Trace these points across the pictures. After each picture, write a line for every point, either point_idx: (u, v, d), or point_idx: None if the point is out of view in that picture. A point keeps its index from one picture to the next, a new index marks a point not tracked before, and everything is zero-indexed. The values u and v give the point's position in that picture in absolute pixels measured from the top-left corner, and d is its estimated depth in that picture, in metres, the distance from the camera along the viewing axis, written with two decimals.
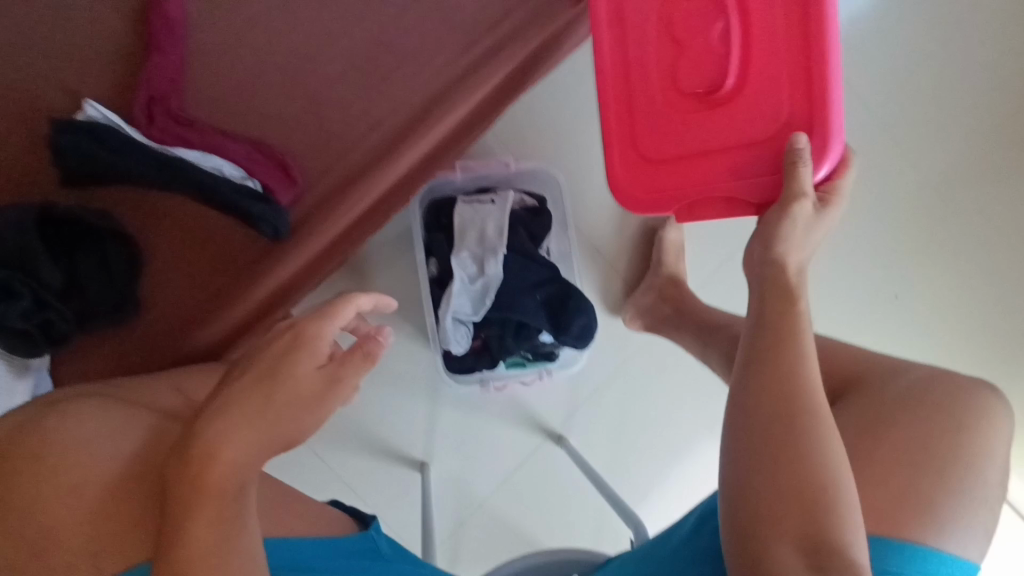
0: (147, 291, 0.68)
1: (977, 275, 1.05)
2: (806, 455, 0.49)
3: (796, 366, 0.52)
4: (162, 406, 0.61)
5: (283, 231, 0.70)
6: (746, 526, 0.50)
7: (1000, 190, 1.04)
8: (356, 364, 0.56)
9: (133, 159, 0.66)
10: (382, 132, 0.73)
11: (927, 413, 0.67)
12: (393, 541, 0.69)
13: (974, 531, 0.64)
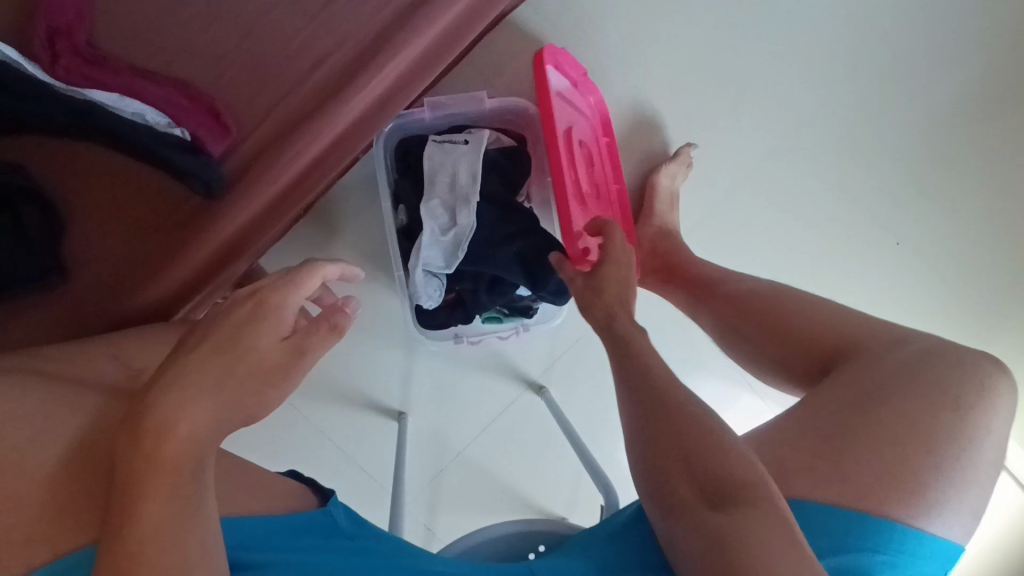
0: (71, 254, 0.62)
1: (963, 229, 1.09)
2: (664, 405, 0.61)
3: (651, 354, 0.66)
4: (102, 376, 0.54)
5: (216, 186, 0.63)
6: (658, 491, 0.58)
7: (983, 134, 1.05)
8: (321, 336, 0.53)
9: (39, 104, 0.57)
10: (326, 69, 0.64)
11: (928, 389, 0.66)
12: (351, 515, 0.65)
13: (962, 507, 0.64)
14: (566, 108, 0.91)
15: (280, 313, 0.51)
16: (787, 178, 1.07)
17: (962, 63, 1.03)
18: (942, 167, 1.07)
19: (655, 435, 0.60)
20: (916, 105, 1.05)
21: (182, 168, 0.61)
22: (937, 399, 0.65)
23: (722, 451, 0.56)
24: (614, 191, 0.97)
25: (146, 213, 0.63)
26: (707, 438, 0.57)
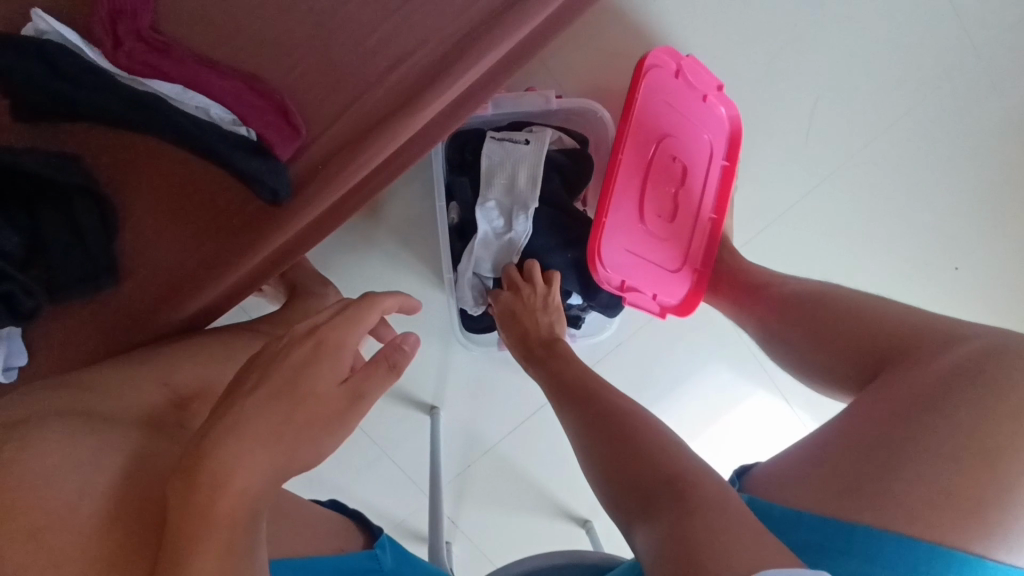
0: (126, 255, 0.57)
1: (990, 241, 1.12)
2: (603, 400, 0.70)
3: (571, 369, 0.78)
4: (146, 406, 0.50)
5: (282, 195, 0.58)
6: (611, 484, 0.62)
7: (1018, 152, 1.08)
8: (380, 378, 0.40)
9: (99, 94, 0.53)
10: (405, 70, 0.59)
11: (1002, 399, 0.55)
12: (399, 557, 0.61)
13: None
14: (656, 116, 0.91)
15: (338, 353, 0.39)
16: (832, 192, 1.10)
17: (1004, 85, 1.06)
18: (976, 177, 1.09)
19: (603, 453, 0.65)
20: (967, 129, 1.07)
21: (249, 173, 0.57)
22: (1009, 407, 0.55)
23: (661, 452, 0.60)
24: (689, 213, 0.96)
25: (204, 214, 0.59)
26: (646, 447, 0.61)
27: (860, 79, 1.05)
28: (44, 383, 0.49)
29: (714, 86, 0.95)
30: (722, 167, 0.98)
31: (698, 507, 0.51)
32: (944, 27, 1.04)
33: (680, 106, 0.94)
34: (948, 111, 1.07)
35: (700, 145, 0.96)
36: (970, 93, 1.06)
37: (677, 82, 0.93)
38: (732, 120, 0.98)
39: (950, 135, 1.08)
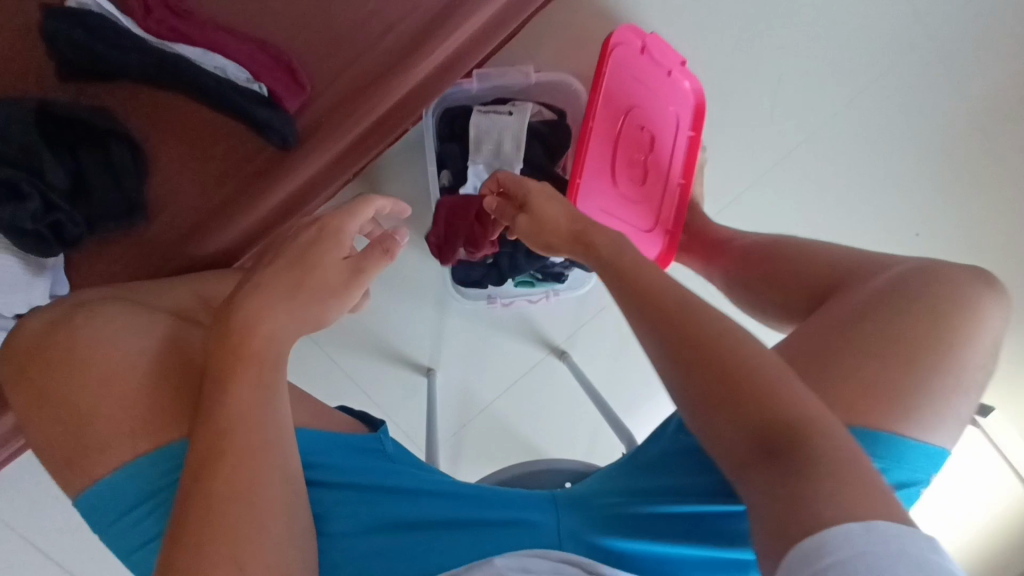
0: (153, 196, 0.67)
1: (943, 206, 1.20)
2: (695, 311, 0.53)
3: (654, 282, 0.56)
4: (178, 307, 0.59)
5: (291, 140, 0.68)
6: (706, 415, 0.50)
7: (966, 124, 1.17)
8: (377, 258, 0.54)
9: (132, 55, 0.62)
10: (397, 35, 0.69)
11: (920, 304, 0.63)
12: (399, 443, 0.68)
13: (947, 421, 0.62)
14: (625, 89, 1.01)
15: (340, 236, 0.52)
16: (795, 164, 1.19)
17: (950, 62, 1.15)
18: (927, 147, 1.18)
19: (709, 392, 0.49)
20: (919, 103, 1.17)
21: (263, 121, 0.66)
22: (925, 310, 0.63)
23: (780, 386, 0.47)
24: (659, 178, 1.06)
25: (223, 161, 0.68)
26: (752, 376, 0.48)
27: (816, 59, 1.15)
28: (97, 290, 0.58)
29: (677, 61, 1.04)
30: (688, 137, 1.07)
31: (831, 467, 0.43)
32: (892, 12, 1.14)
33: (646, 81, 1.03)
34: (899, 87, 1.16)
35: (666, 117, 1.06)
36: (919, 70, 1.16)
37: (643, 58, 1.02)
38: (697, 93, 1.08)
39: (903, 109, 1.17)
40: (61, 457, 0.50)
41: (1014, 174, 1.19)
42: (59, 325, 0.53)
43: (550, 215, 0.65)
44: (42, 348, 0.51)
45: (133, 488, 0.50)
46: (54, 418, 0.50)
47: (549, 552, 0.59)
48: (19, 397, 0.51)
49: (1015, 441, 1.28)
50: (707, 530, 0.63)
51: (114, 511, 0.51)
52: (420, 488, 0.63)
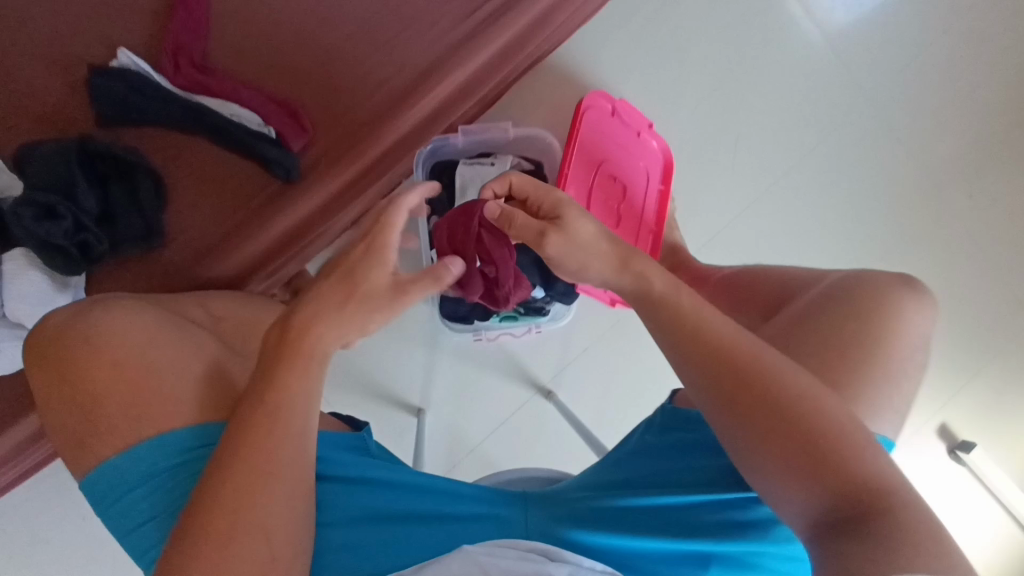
0: (169, 223, 0.76)
1: (911, 252, 1.26)
2: (771, 378, 0.60)
3: (719, 340, 0.62)
4: (189, 315, 0.71)
5: (294, 174, 0.78)
6: (781, 473, 0.59)
7: (925, 176, 1.26)
8: (424, 284, 0.63)
9: (161, 103, 0.73)
10: (389, 88, 0.81)
11: (849, 311, 0.69)
12: (381, 444, 0.76)
13: (885, 414, 0.67)
14: (596, 146, 1.13)
15: (385, 255, 0.62)
16: (770, 211, 1.24)
17: (906, 118, 1.24)
18: (892, 196, 1.25)
19: (790, 456, 0.58)
20: (879, 154, 1.25)
21: (271, 158, 0.76)
22: (853, 315, 0.69)
23: (849, 455, 0.57)
24: (632, 225, 1.15)
25: (232, 194, 0.78)
26: (821, 439, 0.58)
27: (787, 113, 1.22)
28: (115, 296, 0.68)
29: (644, 123, 1.13)
30: (659, 190, 1.15)
31: (897, 525, 0.53)
32: (853, 75, 1.23)
33: (615, 139, 1.14)
34: (864, 142, 1.24)
35: (637, 170, 1.15)
36: (880, 127, 1.24)
37: (613, 120, 1.13)
38: (664, 150, 1.15)
39: (869, 162, 1.25)
40: (69, 438, 0.62)
41: (970, 222, 1.27)
42: (75, 316, 0.64)
43: (582, 234, 0.66)
44: (59, 335, 0.63)
45: (127, 469, 0.60)
46: (65, 400, 0.62)
47: (517, 543, 0.63)
48: (39, 377, 0.63)
49: (1004, 480, 1.29)
50: (668, 522, 0.67)
51: (117, 491, 0.61)
52: (398, 480, 0.71)
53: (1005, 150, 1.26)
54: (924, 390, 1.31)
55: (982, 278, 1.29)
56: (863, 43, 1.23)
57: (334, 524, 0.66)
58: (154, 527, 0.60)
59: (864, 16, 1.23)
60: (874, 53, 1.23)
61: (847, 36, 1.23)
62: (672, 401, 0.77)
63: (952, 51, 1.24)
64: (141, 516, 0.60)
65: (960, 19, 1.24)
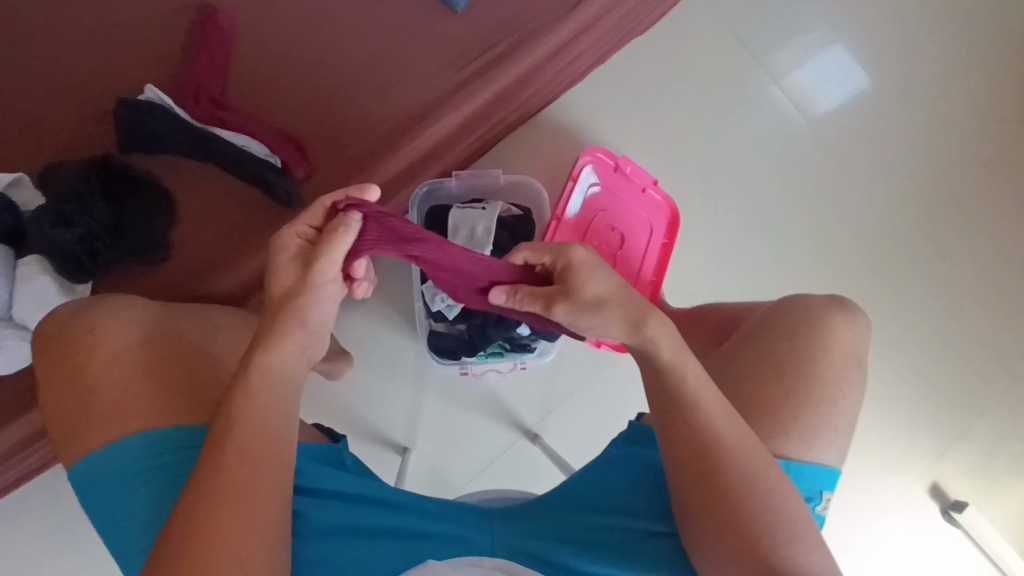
0: (175, 239, 0.84)
1: (888, 306, 1.31)
2: (736, 471, 0.62)
3: (693, 434, 0.63)
4: (184, 315, 0.74)
5: (294, 198, 0.86)
6: (728, 555, 0.61)
7: (897, 235, 1.32)
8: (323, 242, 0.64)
9: (177, 133, 0.82)
10: (386, 129, 0.90)
11: (787, 330, 0.79)
12: (357, 458, 0.78)
13: (826, 432, 0.75)
14: (596, 195, 1.17)
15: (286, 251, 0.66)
16: (752, 263, 1.29)
17: (877, 181, 1.32)
18: (866, 253, 1.31)
19: (734, 549, 0.61)
20: (854, 215, 1.31)
21: (274, 183, 0.84)
22: (789, 334, 0.79)
23: (790, 551, 0.60)
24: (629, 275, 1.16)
25: (237, 216, 0.86)
26: (770, 541, 0.60)
27: (765, 169, 1.30)
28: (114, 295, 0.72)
29: (650, 180, 1.16)
30: (661, 244, 1.17)
31: None
32: (830, 138, 1.31)
33: (619, 193, 1.17)
34: (837, 201, 1.31)
35: (638, 221, 1.18)
36: (851, 187, 1.32)
37: (616, 176, 1.17)
38: (670, 205, 1.18)
39: (843, 220, 1.31)
40: (64, 427, 0.66)
41: (944, 280, 1.32)
42: (78, 316, 0.69)
43: (590, 296, 0.62)
44: (65, 331, 0.68)
45: (116, 460, 0.63)
46: (64, 390, 0.66)
47: (482, 560, 0.67)
48: (44, 364, 0.68)
49: (1004, 545, 1.25)
50: (632, 552, 0.67)
51: (98, 474, 0.64)
52: (370, 493, 0.71)
53: (971, 213, 1.33)
54: (915, 448, 1.30)
55: (962, 334, 1.32)
56: (835, 111, 1.32)
57: (304, 535, 0.66)
58: (129, 522, 0.62)
59: (835, 88, 1.32)
60: (847, 120, 1.32)
61: (820, 105, 1.31)
62: (637, 420, 0.79)
63: (915, 122, 1.33)
64: (121, 509, 0.62)
65: (922, 95, 1.34)
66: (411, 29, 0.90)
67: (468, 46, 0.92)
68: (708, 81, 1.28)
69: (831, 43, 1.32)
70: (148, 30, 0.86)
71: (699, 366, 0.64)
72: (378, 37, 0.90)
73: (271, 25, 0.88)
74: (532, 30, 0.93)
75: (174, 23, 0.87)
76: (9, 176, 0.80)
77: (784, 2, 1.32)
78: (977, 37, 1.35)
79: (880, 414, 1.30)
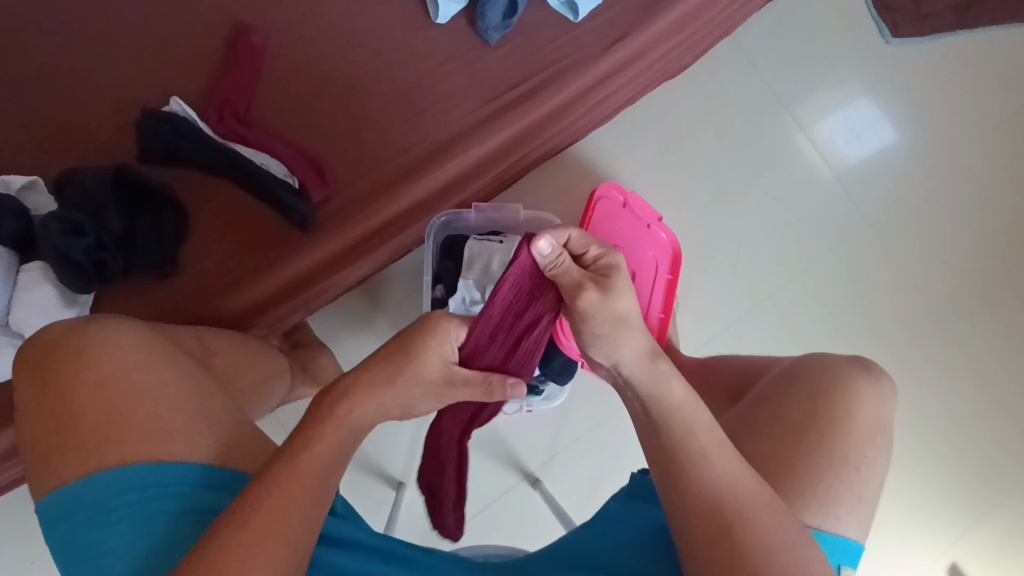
0: (185, 256, 0.83)
1: (909, 371, 1.26)
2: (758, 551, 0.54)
3: (702, 486, 0.57)
4: (183, 346, 0.73)
5: (310, 221, 0.84)
6: None
7: (923, 300, 1.27)
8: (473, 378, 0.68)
9: (199, 148, 0.81)
10: (410, 157, 0.88)
11: (804, 390, 0.75)
12: (347, 502, 0.72)
13: (846, 502, 0.70)
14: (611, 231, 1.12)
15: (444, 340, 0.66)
16: (772, 316, 1.25)
17: (906, 242, 1.28)
18: (890, 317, 1.27)
19: None
20: (878, 274, 1.27)
21: (290, 204, 0.82)
22: (807, 394, 0.75)
23: None
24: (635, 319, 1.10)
25: (247, 236, 0.84)
26: None
27: (790, 222, 1.26)
28: (112, 316, 0.70)
29: (654, 216, 1.12)
30: (667, 281, 1.11)
31: None
32: (858, 196, 1.28)
33: (625, 231, 1.12)
34: (861, 257, 1.27)
35: (644, 261, 1.11)
36: (878, 246, 1.28)
37: (624, 213, 1.12)
38: (675, 245, 1.12)
39: (868, 275, 1.27)
40: (40, 454, 0.63)
41: (971, 348, 1.27)
42: (73, 337, 0.66)
43: (621, 306, 0.62)
44: (56, 353, 0.65)
45: (92, 496, 0.61)
46: (43, 420, 0.64)
47: None
48: (28, 388, 0.65)
49: None
50: None
51: (71, 512, 0.61)
52: (361, 542, 0.67)
53: (1001, 283, 1.29)
54: (935, 525, 1.24)
55: (984, 407, 1.26)
56: (866, 167, 1.29)
57: None
58: (103, 564, 0.59)
59: (867, 144, 1.29)
60: (875, 177, 1.29)
61: (851, 162, 1.29)
62: (643, 474, 0.75)
63: (947, 184, 1.30)
64: (95, 549, 0.60)
65: (957, 155, 1.31)
66: (443, 59, 0.89)
67: (499, 79, 0.90)
68: (736, 129, 1.26)
69: (865, 101, 1.30)
70: (181, 42, 0.86)
71: (710, 418, 0.61)
72: (409, 65, 0.89)
73: (303, 46, 0.87)
74: (566, 67, 0.91)
75: (207, 37, 0.87)
76: (23, 180, 0.79)
77: (819, 55, 1.30)
78: (1015, 105, 1.32)
79: (899, 486, 1.23)
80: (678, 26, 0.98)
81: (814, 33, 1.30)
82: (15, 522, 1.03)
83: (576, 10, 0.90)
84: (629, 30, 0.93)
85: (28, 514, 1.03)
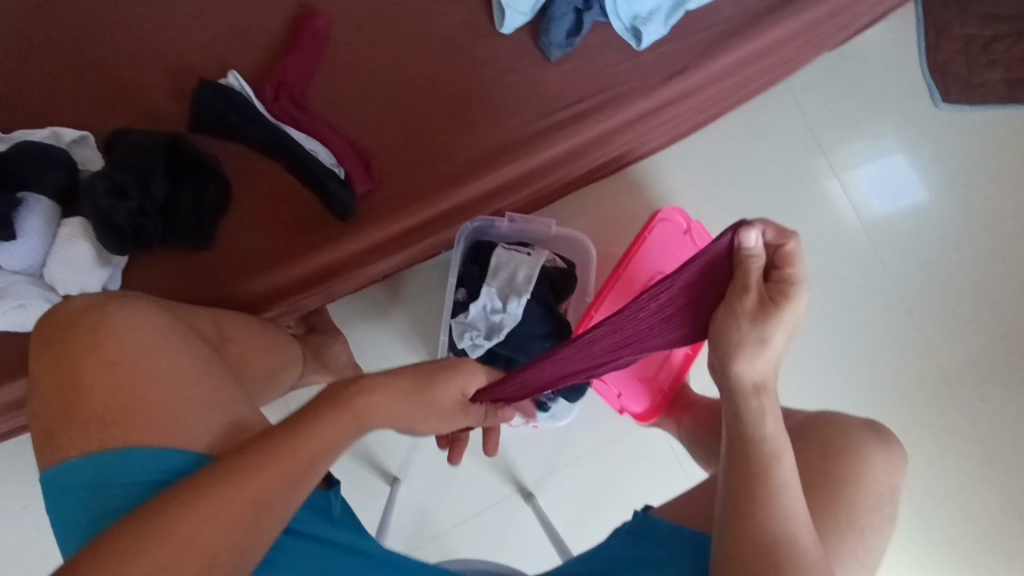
0: (221, 231, 0.83)
1: (913, 437, 1.26)
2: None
3: (757, 529, 0.58)
4: (198, 328, 0.73)
5: (350, 212, 0.84)
6: None
7: (938, 368, 1.27)
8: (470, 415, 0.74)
9: (251, 125, 0.82)
10: (456, 163, 0.88)
11: (818, 447, 0.75)
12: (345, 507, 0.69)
13: (847, 566, 0.70)
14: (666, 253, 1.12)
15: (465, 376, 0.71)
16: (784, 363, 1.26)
17: (929, 309, 1.27)
18: (902, 380, 1.26)
19: None
20: (895, 337, 1.27)
21: (333, 194, 0.82)
22: (821, 452, 0.74)
23: None
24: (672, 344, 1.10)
25: (284, 220, 0.85)
26: None
27: (815, 273, 1.26)
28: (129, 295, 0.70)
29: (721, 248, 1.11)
30: None
31: None
32: (887, 255, 1.28)
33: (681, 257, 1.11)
34: (881, 318, 1.27)
35: None
36: (899, 308, 1.27)
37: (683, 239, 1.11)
38: None
39: (886, 335, 1.27)
40: (47, 428, 0.64)
41: (979, 422, 1.26)
42: (90, 311, 0.66)
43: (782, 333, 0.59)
44: (69, 329, 0.65)
45: (86, 478, 0.61)
46: (53, 390, 0.64)
47: None
48: (40, 357, 0.65)
49: None
50: None
51: (64, 489, 0.62)
52: (358, 551, 0.66)
53: None
54: None
55: (984, 483, 1.26)
56: (897, 228, 1.28)
57: None
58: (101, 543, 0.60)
59: (902, 205, 1.29)
60: (907, 239, 1.28)
61: (883, 220, 1.28)
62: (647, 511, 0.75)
63: (979, 255, 1.28)
64: (87, 528, 0.61)
65: (995, 227, 1.29)
66: (501, 69, 0.89)
67: (553, 96, 0.90)
68: (774, 173, 1.26)
69: (907, 162, 1.30)
70: (244, 18, 0.86)
71: (794, 460, 0.61)
72: (466, 70, 0.88)
73: (365, 38, 0.87)
74: (621, 93, 0.91)
75: (271, 16, 0.87)
76: (75, 134, 0.80)
77: (867, 109, 1.29)
78: None
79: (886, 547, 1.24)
80: (738, 67, 0.97)
81: (865, 88, 1.29)
82: (13, 467, 1.04)
83: (640, 37, 0.89)
84: (689, 65, 0.92)
85: (25, 459, 1.04)
